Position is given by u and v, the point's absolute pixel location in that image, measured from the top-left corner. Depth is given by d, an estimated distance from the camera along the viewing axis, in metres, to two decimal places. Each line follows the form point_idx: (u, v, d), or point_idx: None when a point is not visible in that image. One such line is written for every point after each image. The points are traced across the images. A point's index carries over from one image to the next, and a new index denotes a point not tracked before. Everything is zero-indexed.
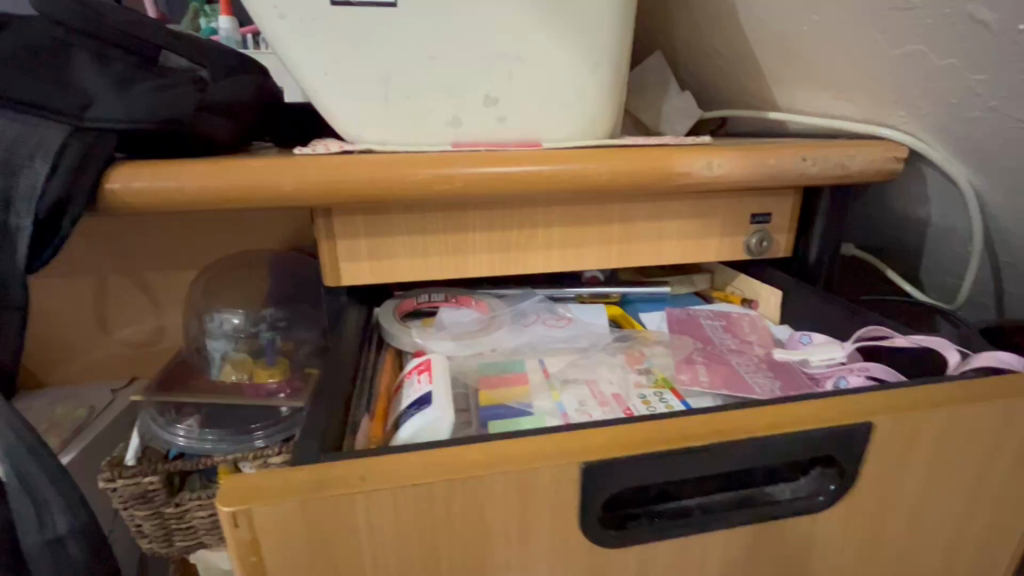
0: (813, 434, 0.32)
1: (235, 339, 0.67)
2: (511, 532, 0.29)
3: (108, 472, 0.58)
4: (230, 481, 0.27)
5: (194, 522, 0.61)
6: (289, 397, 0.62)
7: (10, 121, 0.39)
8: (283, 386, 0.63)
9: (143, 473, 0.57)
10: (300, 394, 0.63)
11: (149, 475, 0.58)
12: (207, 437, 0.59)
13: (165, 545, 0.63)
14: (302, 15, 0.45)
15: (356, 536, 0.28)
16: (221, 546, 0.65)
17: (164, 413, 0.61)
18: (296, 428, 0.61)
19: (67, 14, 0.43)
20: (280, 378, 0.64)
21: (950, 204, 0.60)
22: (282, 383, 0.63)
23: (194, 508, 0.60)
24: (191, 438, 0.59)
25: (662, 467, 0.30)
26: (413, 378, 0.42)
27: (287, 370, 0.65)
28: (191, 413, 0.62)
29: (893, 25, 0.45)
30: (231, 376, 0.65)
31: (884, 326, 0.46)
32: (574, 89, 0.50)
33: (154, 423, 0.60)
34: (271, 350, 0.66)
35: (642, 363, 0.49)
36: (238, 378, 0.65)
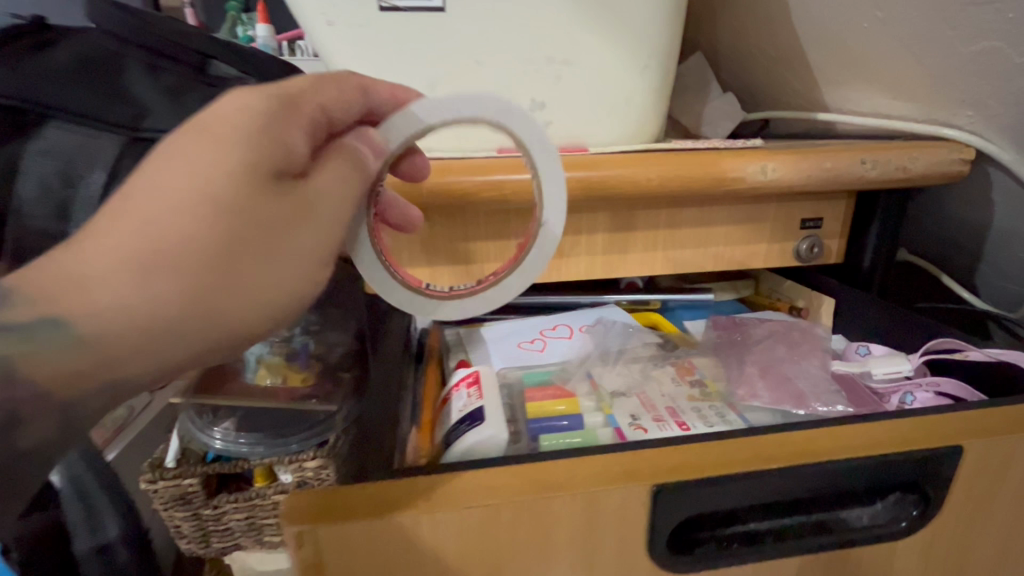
0: (897, 458, 0.30)
1: (268, 342, 0.57)
2: (577, 557, 0.28)
3: (150, 473, 0.55)
4: (296, 496, 0.26)
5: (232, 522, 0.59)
6: (322, 400, 0.51)
7: (73, 132, 0.39)
8: (314, 390, 0.52)
9: (183, 475, 0.55)
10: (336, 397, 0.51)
11: (189, 477, 0.55)
12: (240, 440, 0.48)
13: (203, 546, 0.60)
14: (348, 21, 0.44)
15: (421, 560, 0.27)
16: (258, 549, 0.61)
17: (198, 414, 0.51)
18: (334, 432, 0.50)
19: (124, 27, 0.44)
20: (312, 382, 0.53)
21: (1017, 208, 0.56)
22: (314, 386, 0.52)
23: (230, 511, 0.58)
24: (225, 441, 0.49)
25: (735, 490, 0.29)
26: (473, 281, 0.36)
27: (320, 375, 0.54)
28: (224, 414, 0.50)
29: (969, 19, 0.42)
30: (266, 379, 0.54)
31: (956, 339, 0.44)
32: (622, 92, 0.49)
33: (188, 423, 0.50)
34: (306, 353, 0.56)
35: (694, 374, 0.47)
36: (272, 383, 0.54)
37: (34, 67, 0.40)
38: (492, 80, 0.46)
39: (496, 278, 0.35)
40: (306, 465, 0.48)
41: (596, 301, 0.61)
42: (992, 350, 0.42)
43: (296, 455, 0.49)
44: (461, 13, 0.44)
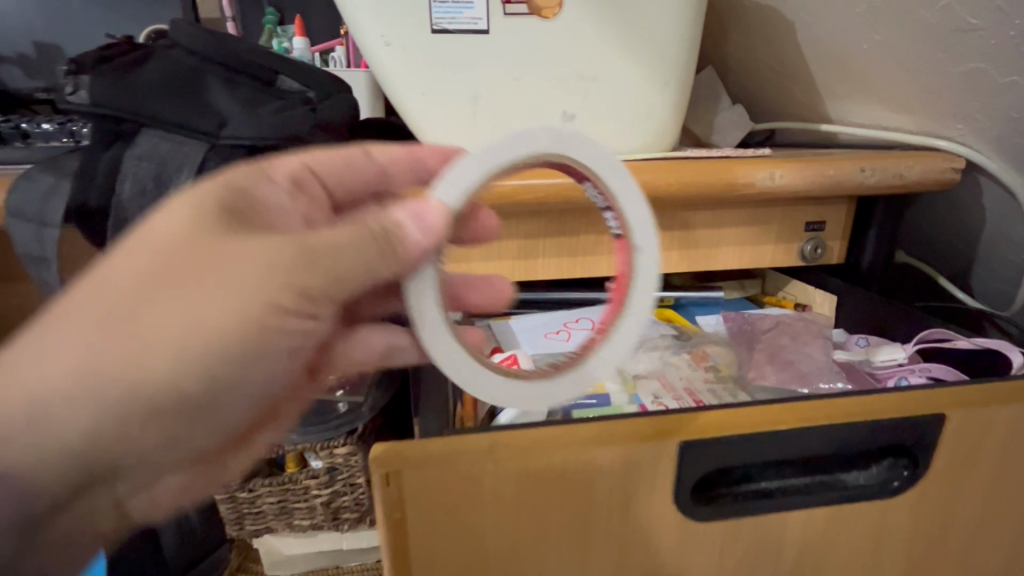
0: (886, 422, 0.35)
1: None
2: (614, 503, 0.33)
3: None
4: (384, 444, 0.31)
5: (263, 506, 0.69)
6: (347, 393, 0.62)
7: (164, 140, 0.45)
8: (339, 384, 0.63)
9: None
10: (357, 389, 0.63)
11: None
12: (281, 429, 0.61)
13: (236, 528, 0.71)
14: (404, 41, 0.50)
15: (483, 503, 0.32)
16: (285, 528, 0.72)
17: None
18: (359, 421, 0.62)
19: (204, 46, 0.49)
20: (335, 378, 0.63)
21: (1005, 213, 0.61)
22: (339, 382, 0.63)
23: (265, 494, 0.68)
24: None
25: (747, 446, 0.34)
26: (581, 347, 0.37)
27: None
28: None
29: (955, 44, 0.47)
30: None
31: (946, 329, 0.49)
32: (644, 106, 0.54)
33: None
34: None
35: (708, 360, 0.52)
36: None
37: (130, 82, 0.45)
38: (528, 94, 0.52)
39: (612, 327, 0.35)
40: (338, 449, 0.63)
41: (615, 298, 0.66)
42: (978, 339, 0.47)
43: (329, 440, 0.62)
44: (503, 35, 0.50)
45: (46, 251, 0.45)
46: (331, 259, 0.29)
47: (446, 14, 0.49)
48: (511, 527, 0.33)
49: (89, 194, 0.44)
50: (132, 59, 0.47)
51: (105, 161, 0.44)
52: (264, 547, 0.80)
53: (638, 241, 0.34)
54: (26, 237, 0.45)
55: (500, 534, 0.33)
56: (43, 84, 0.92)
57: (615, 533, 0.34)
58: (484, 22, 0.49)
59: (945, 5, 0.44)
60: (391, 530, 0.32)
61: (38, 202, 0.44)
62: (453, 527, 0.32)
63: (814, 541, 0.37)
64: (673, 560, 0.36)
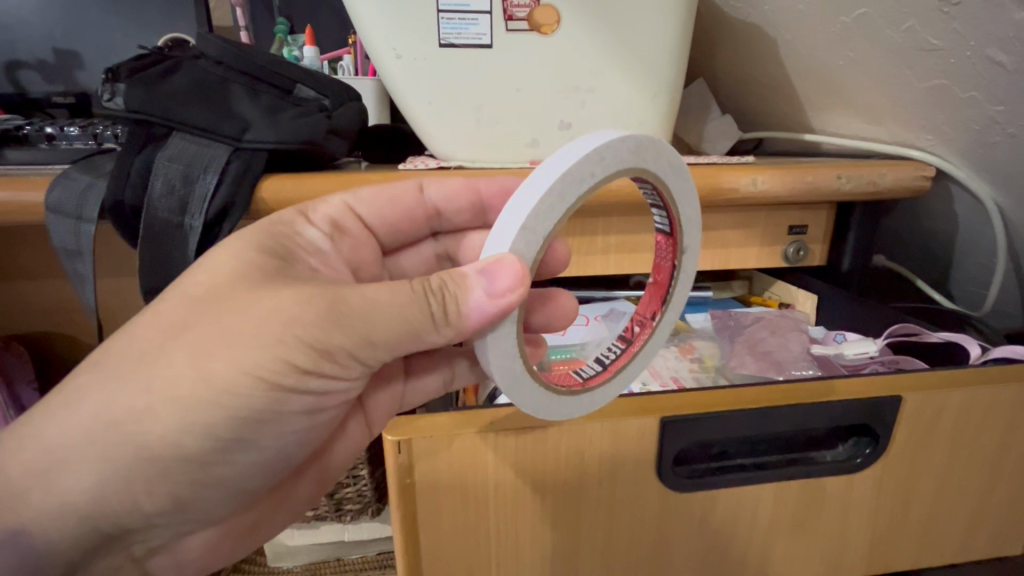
0: (847, 403, 0.39)
1: None
2: (601, 473, 0.37)
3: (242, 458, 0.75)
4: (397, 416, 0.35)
5: None
6: None
7: (192, 143, 0.49)
8: None
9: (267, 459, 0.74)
10: None
11: None
12: None
13: None
14: (413, 54, 0.54)
15: (484, 470, 0.35)
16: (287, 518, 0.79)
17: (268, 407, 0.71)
18: None
19: (228, 56, 0.53)
20: None
21: (975, 219, 0.65)
22: None
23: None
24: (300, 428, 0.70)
25: (722, 424, 0.38)
26: (621, 343, 0.40)
27: None
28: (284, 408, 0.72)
29: (920, 62, 0.51)
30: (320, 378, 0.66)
31: (913, 324, 0.53)
32: (636, 115, 0.58)
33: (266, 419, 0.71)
34: None
35: (694, 352, 0.56)
36: None
37: (161, 90, 0.49)
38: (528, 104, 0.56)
39: (656, 323, 0.39)
40: None
41: (608, 296, 0.69)
42: (942, 333, 0.51)
43: None
44: (505, 49, 0.54)
45: (80, 245, 0.48)
46: (367, 293, 0.32)
47: (452, 29, 0.53)
48: (509, 494, 0.36)
49: (123, 192, 0.48)
50: (162, 68, 0.51)
51: (137, 162, 0.48)
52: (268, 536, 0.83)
53: (685, 242, 0.37)
54: (62, 231, 0.48)
55: (499, 499, 0.36)
56: (63, 87, 0.96)
57: (602, 501, 0.38)
58: (488, 37, 0.53)
59: (909, 27, 0.48)
60: (401, 494, 0.35)
61: (75, 199, 0.48)
62: (458, 493, 0.36)
63: (784, 511, 0.41)
64: (655, 527, 0.39)
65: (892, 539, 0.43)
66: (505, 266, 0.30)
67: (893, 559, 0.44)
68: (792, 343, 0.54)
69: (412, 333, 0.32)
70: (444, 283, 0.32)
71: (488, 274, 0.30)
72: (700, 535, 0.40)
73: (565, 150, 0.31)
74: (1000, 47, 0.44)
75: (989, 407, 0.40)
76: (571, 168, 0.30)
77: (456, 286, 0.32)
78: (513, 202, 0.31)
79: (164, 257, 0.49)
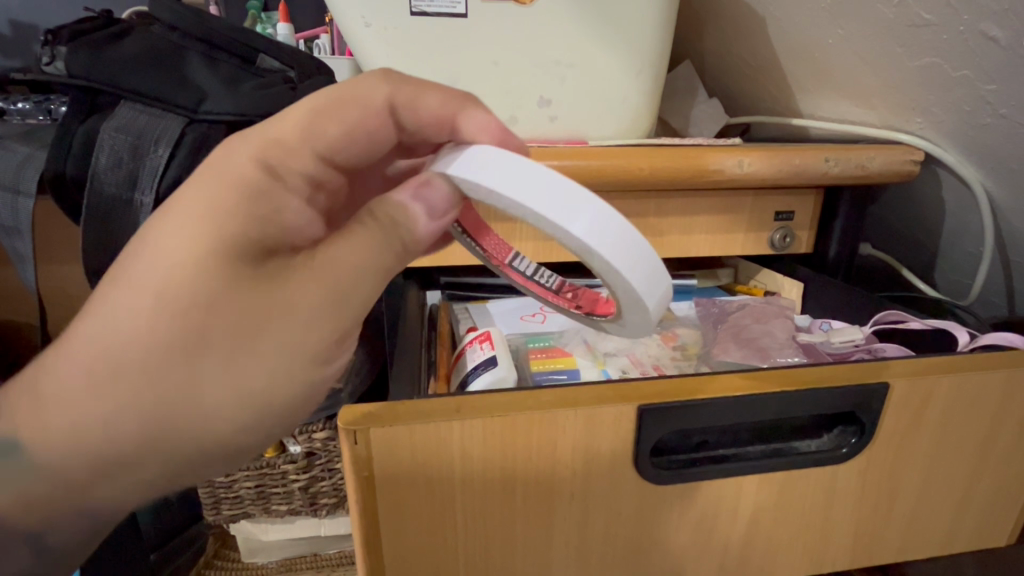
0: (833, 390, 0.37)
1: None
2: (576, 463, 0.35)
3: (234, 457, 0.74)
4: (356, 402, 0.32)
5: (241, 492, 0.73)
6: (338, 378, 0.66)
7: (142, 113, 0.45)
8: None
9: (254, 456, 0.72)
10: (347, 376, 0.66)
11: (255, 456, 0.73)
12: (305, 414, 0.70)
13: (212, 513, 0.74)
14: (383, 23, 0.51)
15: (450, 462, 0.33)
16: (261, 516, 0.75)
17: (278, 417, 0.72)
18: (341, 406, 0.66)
19: (184, 22, 0.49)
20: None
21: (962, 206, 0.64)
22: None
23: (243, 479, 0.72)
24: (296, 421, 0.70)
25: (703, 413, 0.36)
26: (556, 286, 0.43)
27: None
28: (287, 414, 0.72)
29: (910, 39, 0.49)
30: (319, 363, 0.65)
31: (901, 311, 0.51)
32: (620, 93, 0.55)
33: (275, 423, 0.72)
34: None
35: (676, 341, 0.54)
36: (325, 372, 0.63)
37: (108, 55, 0.46)
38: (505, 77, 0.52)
39: (575, 312, 0.42)
40: (317, 432, 0.68)
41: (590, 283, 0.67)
42: (930, 320, 0.49)
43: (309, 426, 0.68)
44: (480, 19, 0.51)
45: (19, 222, 0.45)
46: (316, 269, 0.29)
47: None
48: (477, 486, 0.34)
49: (65, 164, 0.44)
50: (110, 33, 0.47)
51: (81, 132, 0.45)
52: (240, 533, 0.80)
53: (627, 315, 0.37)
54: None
55: (466, 492, 0.34)
56: (21, 62, 0.91)
57: (577, 493, 0.36)
58: (462, 6, 0.50)
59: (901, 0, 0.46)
60: (359, 487, 0.33)
61: (13, 171, 0.45)
62: (422, 486, 0.33)
63: (766, 504, 0.39)
64: (632, 521, 0.37)
65: (876, 531, 0.42)
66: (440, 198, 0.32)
67: (876, 552, 0.43)
68: (777, 328, 0.52)
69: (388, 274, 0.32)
70: (397, 216, 0.31)
71: (429, 186, 0.32)
72: (679, 529, 0.38)
73: (540, 198, 0.28)
74: (995, 21, 0.42)
75: (978, 393, 0.39)
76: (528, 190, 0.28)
77: (399, 215, 0.32)
78: (484, 151, 0.30)
79: (113, 236, 0.45)
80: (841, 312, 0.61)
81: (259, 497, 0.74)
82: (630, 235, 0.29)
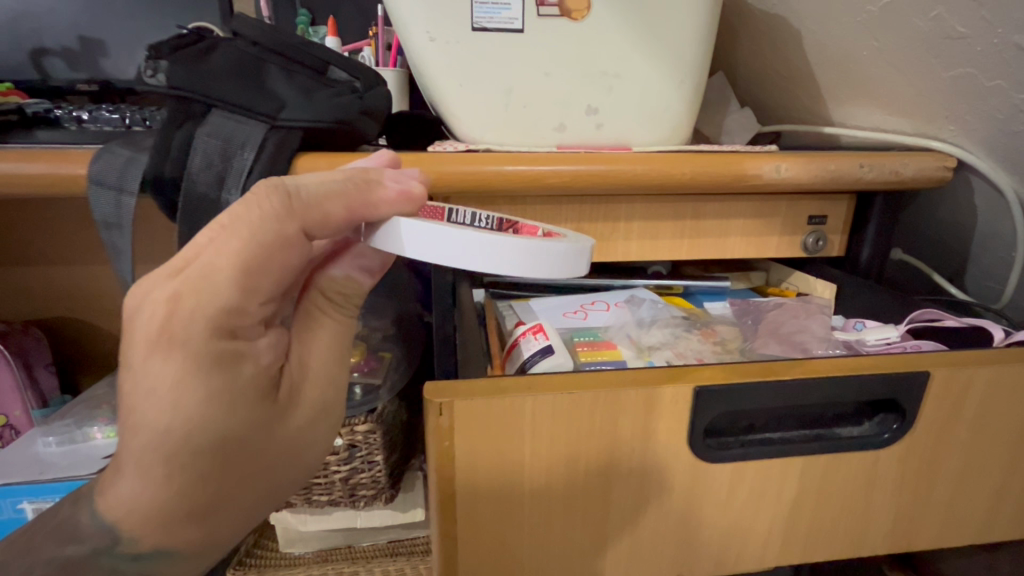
0: (877, 377, 0.39)
1: None
2: (636, 442, 0.38)
3: None
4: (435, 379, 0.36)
5: None
6: (365, 375, 0.77)
7: (230, 120, 0.50)
8: (360, 367, 0.78)
9: None
10: (375, 374, 0.78)
11: None
12: None
13: None
14: (446, 38, 0.55)
15: (522, 434, 0.36)
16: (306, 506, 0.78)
17: None
18: (379, 401, 0.75)
19: (264, 36, 0.54)
20: (360, 359, 0.79)
21: (994, 211, 0.65)
22: (361, 364, 0.78)
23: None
24: None
25: (756, 396, 0.38)
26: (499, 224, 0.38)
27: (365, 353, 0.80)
28: None
29: (944, 51, 0.52)
30: None
31: (934, 309, 0.54)
32: (662, 103, 0.59)
33: None
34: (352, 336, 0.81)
35: (716, 337, 0.57)
36: None
37: (200, 67, 0.50)
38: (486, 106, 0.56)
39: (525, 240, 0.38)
40: (359, 426, 0.73)
41: (628, 285, 0.70)
42: (965, 318, 0.51)
43: (351, 419, 0.73)
44: (535, 34, 0.55)
45: (121, 217, 0.50)
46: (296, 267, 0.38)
47: (485, 14, 0.54)
48: (545, 458, 0.37)
49: (164, 166, 0.49)
50: (202, 47, 0.52)
51: (178, 137, 0.49)
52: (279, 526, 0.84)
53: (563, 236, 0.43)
54: (104, 204, 0.50)
55: (536, 463, 0.37)
56: (87, 75, 0.96)
57: (637, 470, 0.38)
58: (519, 22, 0.54)
59: (937, 15, 0.49)
60: (441, 456, 0.36)
61: (117, 172, 0.49)
62: (496, 455, 0.36)
63: (808, 486, 0.41)
64: (683, 498, 0.40)
65: (915, 517, 0.44)
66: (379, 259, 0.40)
67: (913, 538, 0.45)
68: (814, 323, 0.55)
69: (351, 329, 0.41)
70: (346, 293, 0.39)
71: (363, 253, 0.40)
72: (730, 509, 0.41)
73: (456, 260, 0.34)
74: None
75: (1016, 386, 0.41)
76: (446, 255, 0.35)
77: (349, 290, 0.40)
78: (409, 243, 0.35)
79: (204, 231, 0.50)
80: (874, 313, 0.63)
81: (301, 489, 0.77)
82: (527, 249, 0.34)
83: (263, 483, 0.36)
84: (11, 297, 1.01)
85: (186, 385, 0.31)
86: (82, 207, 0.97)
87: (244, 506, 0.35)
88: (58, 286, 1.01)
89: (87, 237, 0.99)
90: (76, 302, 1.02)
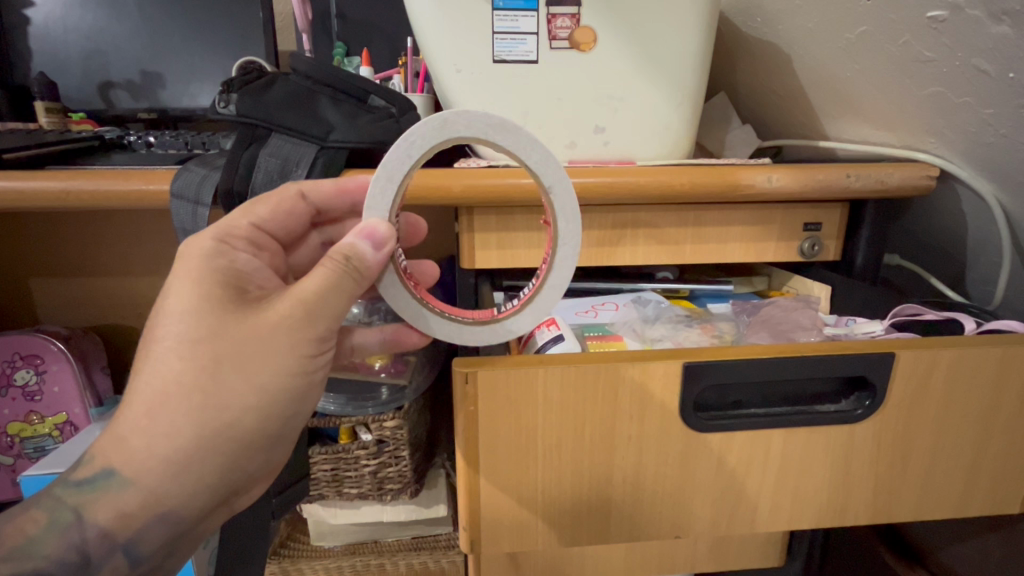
0: (846, 356, 0.45)
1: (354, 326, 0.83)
2: (634, 411, 0.44)
3: (317, 446, 0.81)
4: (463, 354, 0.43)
5: (319, 473, 0.82)
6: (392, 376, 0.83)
7: (288, 143, 0.59)
8: (387, 368, 0.84)
9: (320, 459, 0.81)
10: (400, 375, 0.84)
11: (319, 457, 0.81)
12: (336, 401, 0.80)
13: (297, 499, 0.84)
14: (470, 69, 0.63)
15: (536, 402, 0.42)
16: (337, 497, 0.84)
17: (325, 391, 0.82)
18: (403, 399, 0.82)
19: (317, 71, 0.62)
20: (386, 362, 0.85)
21: (980, 217, 0.70)
22: (387, 366, 0.84)
23: (320, 461, 0.81)
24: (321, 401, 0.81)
25: (737, 371, 0.44)
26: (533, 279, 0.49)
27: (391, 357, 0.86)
28: None
29: (917, 72, 0.57)
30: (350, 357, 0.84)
31: (915, 305, 0.58)
32: (663, 121, 0.66)
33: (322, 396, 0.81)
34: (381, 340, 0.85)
35: (715, 330, 0.62)
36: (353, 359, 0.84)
37: (264, 99, 0.59)
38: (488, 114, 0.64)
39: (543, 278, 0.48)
40: (387, 421, 0.79)
41: (637, 288, 0.76)
42: (944, 311, 0.56)
43: (379, 415, 0.80)
44: (549, 64, 0.63)
45: (196, 225, 0.58)
46: None
47: (505, 48, 0.62)
48: (554, 423, 0.43)
49: (232, 181, 0.58)
50: (266, 82, 0.61)
51: (245, 157, 0.59)
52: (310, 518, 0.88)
53: (545, 181, 0.45)
54: (183, 215, 0.59)
55: (548, 427, 0.43)
56: (147, 105, 1.06)
57: (634, 437, 0.44)
58: (535, 54, 0.62)
59: (905, 41, 0.55)
60: (466, 419, 0.43)
61: (194, 187, 0.58)
62: (512, 420, 0.43)
63: (791, 457, 0.46)
64: (676, 466, 0.46)
65: (893, 490, 0.48)
66: (384, 230, 0.45)
67: (892, 511, 0.49)
68: (804, 317, 0.60)
69: (341, 295, 0.43)
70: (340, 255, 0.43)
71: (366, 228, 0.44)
72: (718, 477, 0.46)
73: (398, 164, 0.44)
74: (984, 57, 0.50)
75: (979, 368, 0.45)
76: (390, 166, 0.44)
77: (351, 251, 0.43)
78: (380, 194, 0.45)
79: None
80: (867, 312, 0.68)
81: (332, 480, 0.84)
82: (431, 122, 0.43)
83: (211, 402, 0.38)
84: (77, 305, 1.11)
85: (257, 332, 0.40)
86: (142, 222, 1.08)
87: (205, 418, 0.38)
88: (118, 294, 1.11)
89: (145, 249, 1.09)
90: (132, 310, 1.12)
